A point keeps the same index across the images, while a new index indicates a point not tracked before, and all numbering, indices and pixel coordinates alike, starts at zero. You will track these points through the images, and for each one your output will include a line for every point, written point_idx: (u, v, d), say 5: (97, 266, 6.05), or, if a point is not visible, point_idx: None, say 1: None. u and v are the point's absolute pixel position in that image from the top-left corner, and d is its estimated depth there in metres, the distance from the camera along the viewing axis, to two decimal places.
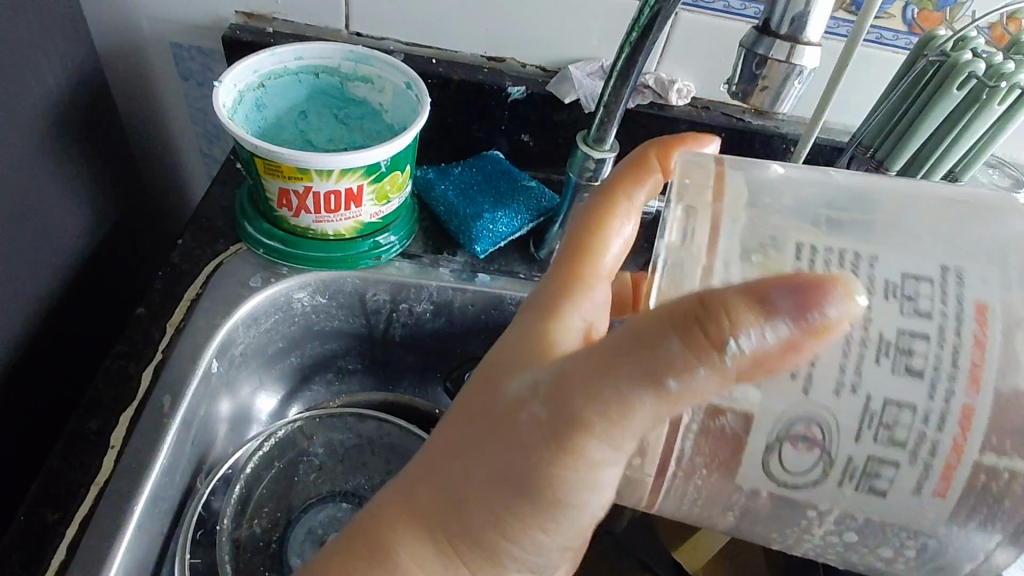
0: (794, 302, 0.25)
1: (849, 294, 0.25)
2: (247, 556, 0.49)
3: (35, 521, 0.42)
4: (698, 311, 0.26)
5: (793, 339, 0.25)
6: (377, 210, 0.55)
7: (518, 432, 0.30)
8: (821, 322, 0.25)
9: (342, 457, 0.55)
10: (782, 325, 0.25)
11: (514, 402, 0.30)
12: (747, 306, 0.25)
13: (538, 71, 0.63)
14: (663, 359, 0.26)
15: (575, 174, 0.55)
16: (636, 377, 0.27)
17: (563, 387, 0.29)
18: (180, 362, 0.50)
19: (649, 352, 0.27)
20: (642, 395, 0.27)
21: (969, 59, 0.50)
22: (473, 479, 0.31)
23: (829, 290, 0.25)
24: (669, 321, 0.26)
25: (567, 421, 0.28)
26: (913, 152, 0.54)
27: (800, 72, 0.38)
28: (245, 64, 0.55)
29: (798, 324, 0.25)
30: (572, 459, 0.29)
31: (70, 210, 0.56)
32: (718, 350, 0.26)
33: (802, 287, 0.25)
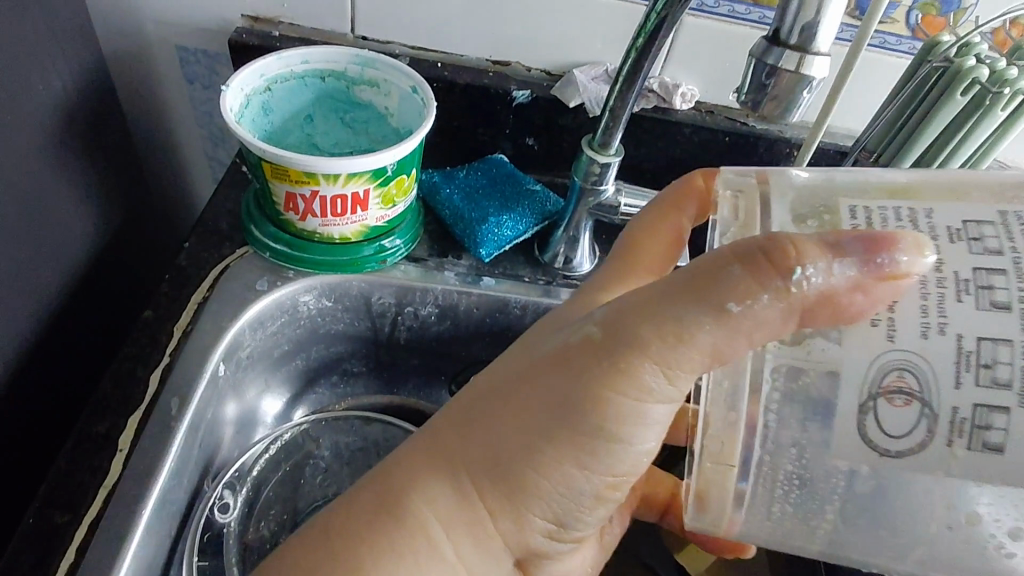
0: (861, 247, 0.28)
1: (917, 246, 0.28)
2: (254, 559, 0.49)
3: (44, 523, 0.42)
4: (765, 245, 0.29)
5: (857, 278, 0.28)
6: (383, 214, 0.55)
7: (574, 356, 0.32)
8: (891, 267, 0.27)
9: (347, 459, 0.55)
10: (848, 263, 0.28)
11: (571, 335, 0.34)
12: (814, 242, 0.29)
13: (543, 75, 0.63)
14: (723, 281, 0.29)
15: (580, 179, 0.55)
16: (698, 300, 0.30)
17: (620, 315, 0.32)
18: (187, 365, 0.50)
19: (712, 275, 0.30)
20: (702, 317, 0.30)
21: (974, 64, 0.50)
22: (526, 404, 0.34)
23: (899, 236, 0.28)
24: (734, 251, 0.29)
25: (623, 340, 0.31)
26: (918, 156, 0.55)
27: (811, 82, 0.38)
28: (253, 67, 0.55)
29: (864, 265, 0.28)
30: (625, 380, 0.32)
31: (77, 213, 0.56)
32: (782, 275, 0.28)
33: (868, 236, 0.28)
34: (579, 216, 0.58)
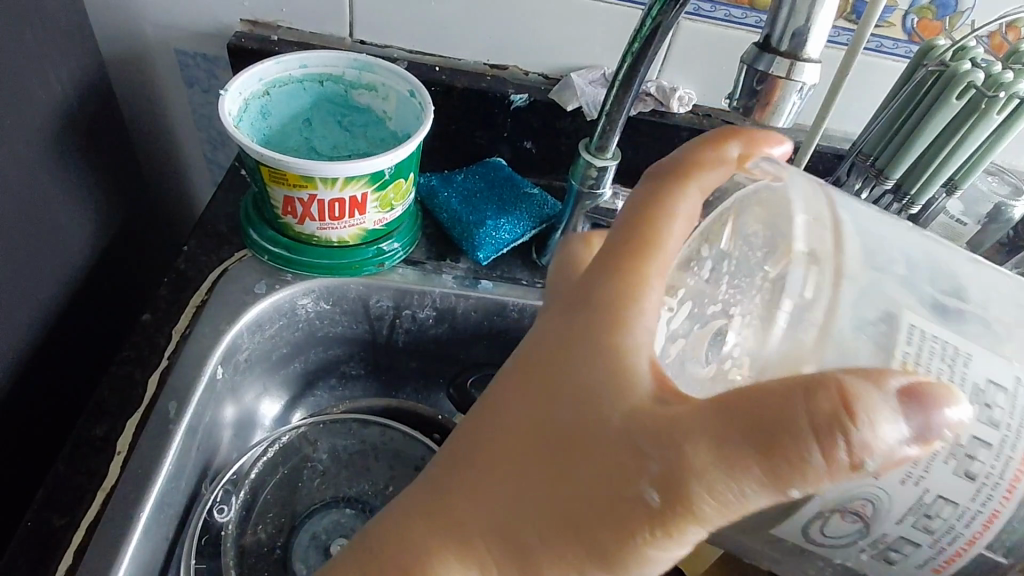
0: (921, 418, 0.24)
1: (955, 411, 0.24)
2: (251, 561, 0.49)
3: (42, 527, 0.42)
4: (839, 414, 0.23)
5: (907, 454, 0.24)
6: (381, 218, 0.55)
7: (609, 495, 0.26)
8: (932, 436, 0.24)
9: (345, 462, 0.55)
10: (906, 442, 0.24)
11: (602, 456, 0.27)
12: (888, 413, 0.23)
13: (541, 79, 0.64)
14: (799, 459, 0.23)
15: (577, 182, 0.56)
16: (765, 472, 0.24)
17: (672, 463, 0.25)
18: (185, 369, 0.51)
19: (783, 447, 0.23)
20: (761, 497, 0.24)
21: (968, 69, 0.50)
22: (544, 537, 0.27)
23: (942, 406, 0.24)
24: (808, 421, 0.23)
25: (680, 495, 0.25)
26: (913, 161, 0.54)
27: (800, 88, 0.38)
28: (251, 71, 0.55)
29: (917, 441, 0.24)
30: (671, 538, 0.26)
31: (76, 216, 0.56)
32: (853, 463, 0.23)
33: (925, 399, 0.24)
34: (575, 219, 0.58)
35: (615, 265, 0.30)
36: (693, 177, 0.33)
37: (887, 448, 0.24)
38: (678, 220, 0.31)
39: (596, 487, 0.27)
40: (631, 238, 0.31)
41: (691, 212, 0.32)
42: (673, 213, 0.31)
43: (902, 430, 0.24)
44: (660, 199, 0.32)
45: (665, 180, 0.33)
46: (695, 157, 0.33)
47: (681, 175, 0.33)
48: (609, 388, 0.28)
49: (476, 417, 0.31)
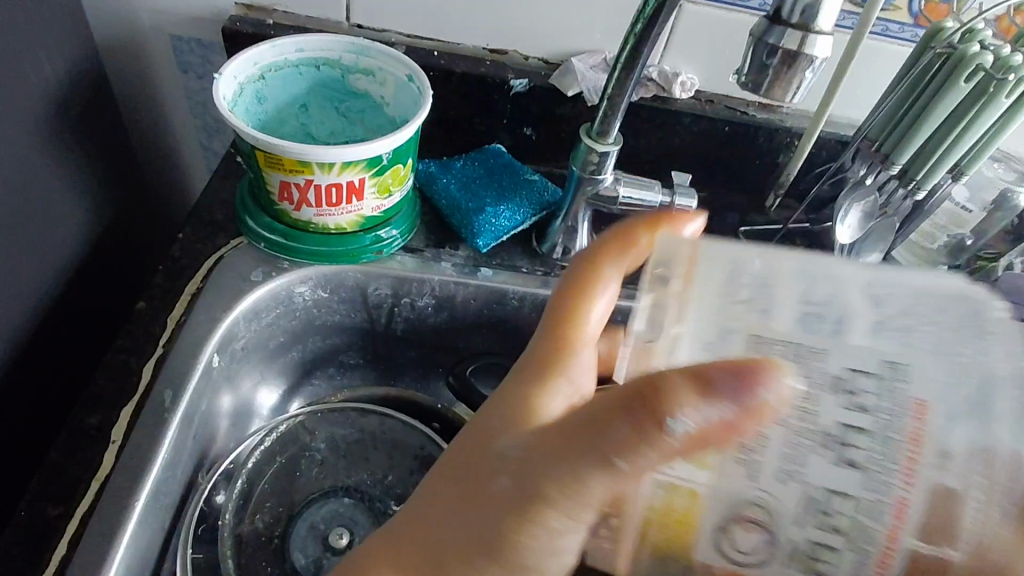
0: (734, 386, 0.26)
1: (780, 378, 0.26)
2: (249, 551, 0.49)
3: (36, 517, 0.42)
4: (645, 394, 0.27)
5: (727, 419, 0.26)
6: (379, 204, 0.55)
7: (497, 490, 0.32)
8: (754, 405, 0.26)
9: (344, 452, 0.55)
10: (722, 406, 0.26)
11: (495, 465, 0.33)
12: (691, 390, 0.26)
13: (541, 64, 0.63)
14: (608, 435, 0.28)
15: (578, 168, 0.55)
16: (590, 454, 0.29)
17: (532, 463, 0.31)
18: (181, 357, 0.50)
19: (599, 432, 0.29)
20: (594, 475, 0.29)
21: (978, 51, 0.49)
22: (460, 536, 0.34)
23: (763, 375, 0.26)
24: (626, 400, 0.28)
25: (539, 482, 0.31)
26: (919, 145, 0.54)
27: (812, 62, 0.37)
28: (246, 55, 0.54)
29: (734, 404, 0.26)
30: (537, 522, 0.31)
31: (69, 203, 0.56)
32: (658, 428, 0.27)
33: (739, 372, 0.26)
34: (576, 206, 0.57)
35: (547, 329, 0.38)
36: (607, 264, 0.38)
37: (698, 428, 0.26)
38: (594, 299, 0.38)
39: (488, 484, 0.33)
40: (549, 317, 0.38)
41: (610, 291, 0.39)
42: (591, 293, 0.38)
43: (704, 410, 0.26)
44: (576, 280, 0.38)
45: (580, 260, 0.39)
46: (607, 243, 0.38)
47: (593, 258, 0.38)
48: (518, 415, 0.34)
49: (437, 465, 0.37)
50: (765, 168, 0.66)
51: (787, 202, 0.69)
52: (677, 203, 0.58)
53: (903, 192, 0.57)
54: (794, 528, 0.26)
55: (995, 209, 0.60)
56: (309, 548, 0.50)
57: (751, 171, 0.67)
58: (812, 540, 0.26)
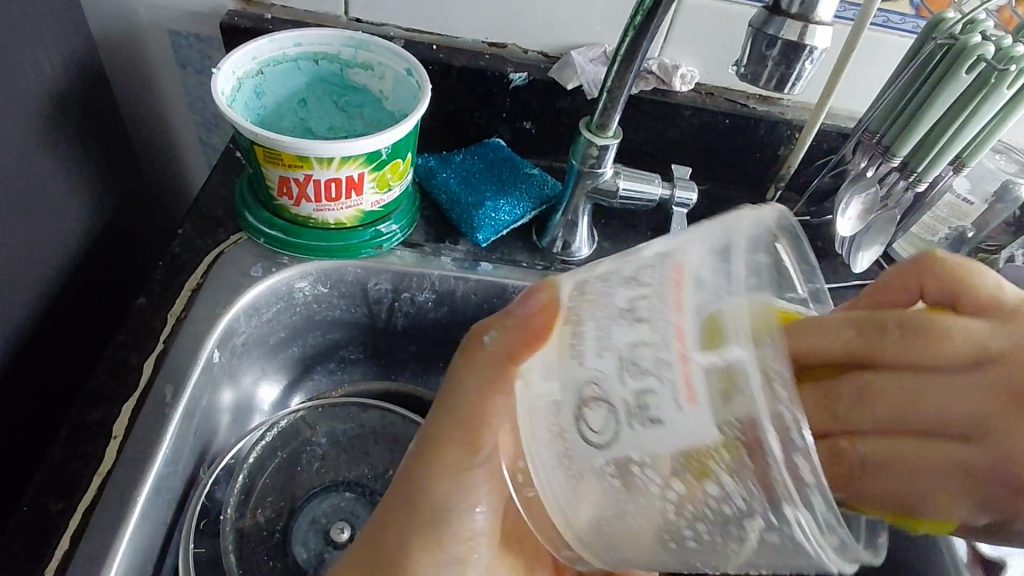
0: (525, 301, 0.34)
1: (550, 286, 0.33)
2: (250, 545, 0.48)
3: (38, 512, 0.42)
4: (474, 333, 0.37)
5: (524, 318, 0.33)
6: (378, 199, 0.55)
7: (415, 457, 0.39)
8: (541, 302, 0.32)
9: (345, 446, 0.55)
10: (517, 311, 0.34)
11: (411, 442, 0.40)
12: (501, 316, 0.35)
13: (540, 57, 0.62)
14: (461, 371, 0.37)
15: (577, 162, 0.55)
16: (455, 388, 0.37)
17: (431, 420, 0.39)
18: (181, 353, 0.50)
19: (458, 371, 0.38)
20: (462, 402, 0.37)
21: (979, 42, 0.49)
22: (397, 511, 0.39)
23: (539, 290, 0.33)
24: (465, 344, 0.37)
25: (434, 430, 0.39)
26: (920, 137, 0.53)
27: (812, 52, 0.37)
28: (244, 50, 0.54)
29: (524, 307, 0.33)
30: (442, 460, 0.38)
31: (69, 199, 0.56)
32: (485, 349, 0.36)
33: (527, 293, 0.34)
34: (576, 200, 0.57)
35: None
36: None
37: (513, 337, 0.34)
38: None
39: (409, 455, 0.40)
40: None
41: None
42: None
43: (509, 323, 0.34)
44: None
45: None
46: None
47: None
48: None
49: None
50: (765, 162, 0.66)
51: (787, 196, 0.69)
52: (677, 196, 0.58)
53: (903, 184, 0.57)
54: (616, 385, 0.28)
55: (997, 200, 0.60)
56: (310, 542, 0.50)
57: (752, 164, 0.67)
58: (635, 390, 0.27)
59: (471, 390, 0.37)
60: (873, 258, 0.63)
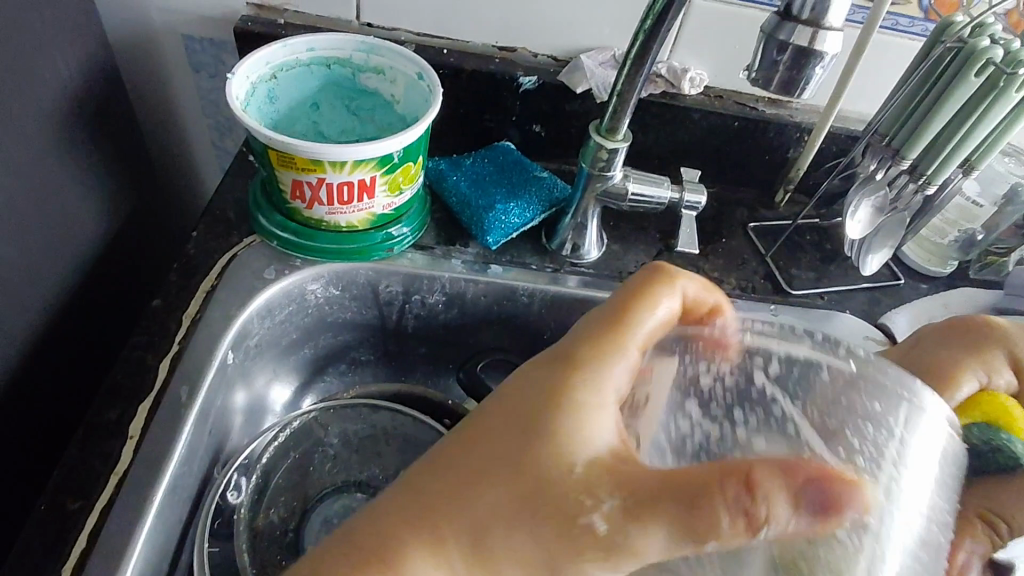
0: (822, 500, 0.27)
1: (859, 496, 0.27)
2: (264, 544, 0.49)
3: (57, 510, 0.43)
4: (745, 489, 0.27)
5: (818, 520, 0.27)
6: (390, 202, 0.55)
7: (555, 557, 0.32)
8: (855, 506, 0.27)
9: (356, 447, 0.55)
10: (804, 508, 0.27)
11: (541, 541, 0.31)
12: (790, 499, 0.27)
13: (550, 61, 0.63)
14: (713, 531, 0.28)
15: (587, 165, 0.55)
16: (688, 538, 0.28)
17: (615, 541, 0.30)
18: (196, 354, 0.50)
19: (701, 524, 0.28)
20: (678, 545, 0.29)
21: (988, 45, 0.49)
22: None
23: (855, 496, 0.27)
24: (724, 497, 0.27)
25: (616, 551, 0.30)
26: (929, 140, 0.54)
27: (822, 58, 0.37)
28: (258, 55, 0.55)
29: (821, 517, 0.27)
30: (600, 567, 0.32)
31: (85, 203, 0.56)
32: (757, 529, 0.27)
33: (829, 491, 0.27)
34: (586, 203, 0.58)
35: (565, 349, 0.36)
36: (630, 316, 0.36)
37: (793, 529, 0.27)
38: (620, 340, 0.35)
39: (541, 553, 0.32)
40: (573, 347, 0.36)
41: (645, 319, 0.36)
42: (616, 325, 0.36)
43: (809, 508, 0.27)
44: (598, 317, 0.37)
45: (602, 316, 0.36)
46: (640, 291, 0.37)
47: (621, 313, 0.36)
48: (541, 460, 0.32)
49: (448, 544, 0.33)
50: (774, 164, 0.66)
51: (796, 198, 0.69)
52: (686, 198, 0.58)
53: (914, 186, 0.57)
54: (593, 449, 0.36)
55: (1007, 203, 0.60)
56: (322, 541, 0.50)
57: (760, 166, 0.67)
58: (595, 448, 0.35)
59: (711, 541, 0.28)
60: (882, 261, 0.63)
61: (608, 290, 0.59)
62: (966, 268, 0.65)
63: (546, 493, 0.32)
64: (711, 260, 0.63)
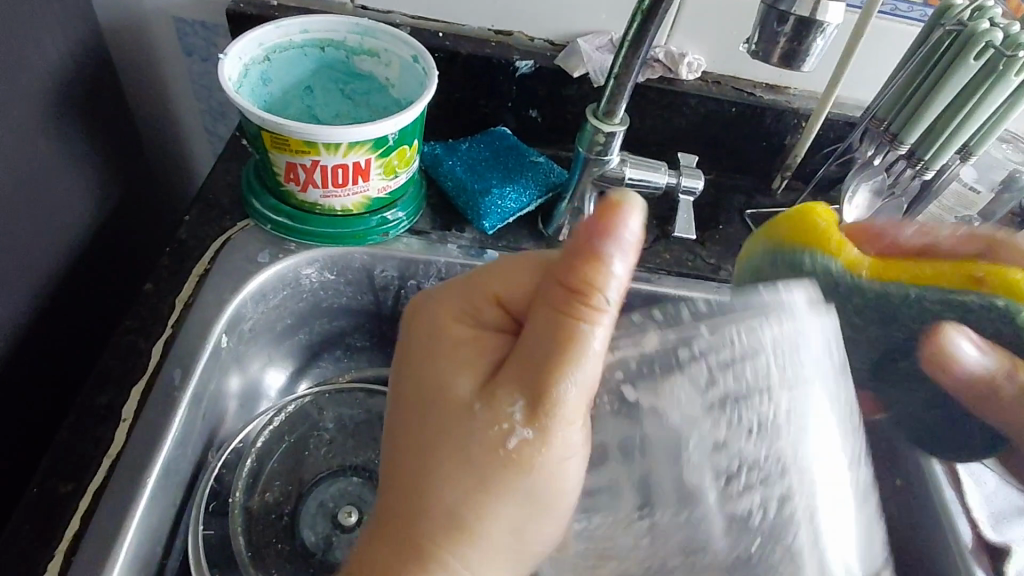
0: (613, 245, 0.34)
1: (633, 213, 0.34)
2: (258, 527, 0.49)
3: (48, 494, 0.42)
4: (575, 287, 0.34)
5: (627, 260, 0.34)
6: (385, 185, 0.55)
7: (500, 446, 0.35)
8: (633, 229, 0.34)
9: (351, 432, 0.54)
10: (616, 261, 0.34)
11: (486, 439, 0.35)
12: (595, 262, 0.34)
13: (546, 45, 0.62)
14: (573, 329, 0.34)
15: (584, 149, 0.55)
16: (563, 351, 0.34)
17: (536, 401, 0.35)
18: (189, 338, 0.50)
19: (560, 339, 0.34)
20: (575, 370, 0.34)
21: (987, 28, 0.49)
22: (483, 500, 0.36)
23: (619, 219, 0.33)
24: (554, 305, 0.35)
25: (544, 405, 0.34)
26: (927, 125, 0.53)
27: (824, 28, 0.37)
28: (250, 36, 0.54)
29: (622, 251, 0.34)
30: (550, 438, 0.35)
31: (75, 186, 0.56)
32: (597, 302, 0.34)
33: (597, 229, 0.34)
34: (582, 186, 0.57)
35: (429, 329, 0.40)
36: (484, 286, 0.40)
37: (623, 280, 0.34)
38: (476, 312, 0.40)
39: (488, 450, 0.35)
40: (436, 317, 0.40)
41: (497, 290, 0.39)
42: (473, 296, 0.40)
43: (619, 270, 0.34)
44: (453, 302, 0.40)
45: (453, 291, 0.41)
46: (494, 269, 0.40)
47: (475, 283, 0.40)
48: (439, 395, 0.37)
49: (416, 493, 0.36)
50: (771, 150, 0.66)
51: (793, 185, 0.69)
52: (683, 183, 0.58)
53: (911, 172, 0.57)
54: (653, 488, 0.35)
55: (1003, 190, 0.60)
56: (318, 525, 0.50)
57: (758, 152, 0.66)
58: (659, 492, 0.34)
59: (587, 346, 0.34)
60: None
61: None
62: None
63: (455, 435, 0.36)
64: (708, 246, 0.63)
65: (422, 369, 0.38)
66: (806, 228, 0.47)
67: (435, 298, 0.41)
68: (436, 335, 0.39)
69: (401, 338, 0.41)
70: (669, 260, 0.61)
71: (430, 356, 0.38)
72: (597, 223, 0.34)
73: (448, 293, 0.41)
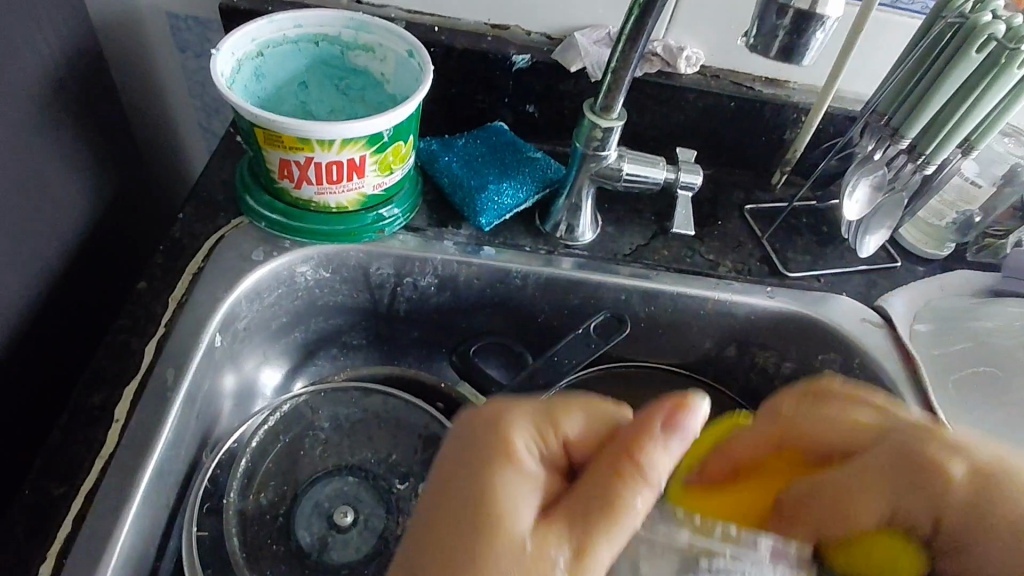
0: (668, 437, 0.36)
1: (696, 412, 0.36)
2: (253, 528, 0.48)
3: (40, 495, 0.42)
4: (629, 456, 0.35)
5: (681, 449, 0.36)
6: (380, 181, 0.54)
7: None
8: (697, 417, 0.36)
9: (347, 431, 0.54)
10: (671, 445, 0.36)
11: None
12: (656, 442, 0.36)
13: (543, 39, 0.62)
14: (622, 498, 0.34)
15: (581, 145, 0.54)
16: (608, 515, 0.34)
17: (579, 555, 0.33)
18: (183, 337, 0.49)
19: (609, 501, 0.34)
20: (616, 535, 0.34)
21: (990, 21, 0.48)
22: None
23: (685, 414, 0.36)
24: (610, 469, 0.35)
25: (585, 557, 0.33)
26: (929, 118, 0.53)
27: (824, 23, 0.37)
28: (244, 31, 0.53)
29: (679, 435, 0.36)
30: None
31: (67, 184, 0.55)
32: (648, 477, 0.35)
33: (669, 408, 0.36)
34: (580, 182, 0.57)
35: (476, 443, 0.36)
36: (531, 412, 0.38)
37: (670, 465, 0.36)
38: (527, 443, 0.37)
39: None
40: (489, 432, 0.36)
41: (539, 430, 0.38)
42: (520, 415, 0.38)
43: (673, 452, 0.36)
44: (501, 415, 0.37)
45: (506, 407, 0.38)
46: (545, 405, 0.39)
47: (521, 409, 0.38)
48: (485, 519, 0.33)
49: None
50: (771, 145, 0.65)
51: (792, 180, 0.68)
52: (682, 179, 0.57)
53: (912, 167, 0.56)
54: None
55: (1005, 184, 0.60)
56: (313, 526, 0.49)
57: (757, 148, 0.66)
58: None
59: (632, 509, 0.34)
60: (879, 242, 0.62)
61: (604, 272, 0.58)
62: (963, 250, 0.65)
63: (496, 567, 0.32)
64: (707, 242, 0.62)
65: (466, 491, 0.34)
66: (727, 455, 0.46)
67: (487, 412, 0.38)
68: (485, 449, 0.36)
69: (461, 430, 0.37)
70: (668, 257, 0.61)
71: (474, 468, 0.35)
72: (665, 412, 0.36)
73: (502, 407, 0.38)
